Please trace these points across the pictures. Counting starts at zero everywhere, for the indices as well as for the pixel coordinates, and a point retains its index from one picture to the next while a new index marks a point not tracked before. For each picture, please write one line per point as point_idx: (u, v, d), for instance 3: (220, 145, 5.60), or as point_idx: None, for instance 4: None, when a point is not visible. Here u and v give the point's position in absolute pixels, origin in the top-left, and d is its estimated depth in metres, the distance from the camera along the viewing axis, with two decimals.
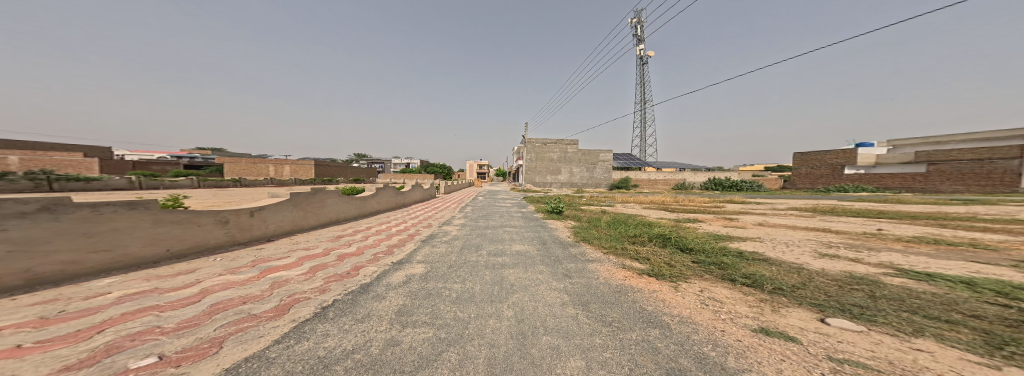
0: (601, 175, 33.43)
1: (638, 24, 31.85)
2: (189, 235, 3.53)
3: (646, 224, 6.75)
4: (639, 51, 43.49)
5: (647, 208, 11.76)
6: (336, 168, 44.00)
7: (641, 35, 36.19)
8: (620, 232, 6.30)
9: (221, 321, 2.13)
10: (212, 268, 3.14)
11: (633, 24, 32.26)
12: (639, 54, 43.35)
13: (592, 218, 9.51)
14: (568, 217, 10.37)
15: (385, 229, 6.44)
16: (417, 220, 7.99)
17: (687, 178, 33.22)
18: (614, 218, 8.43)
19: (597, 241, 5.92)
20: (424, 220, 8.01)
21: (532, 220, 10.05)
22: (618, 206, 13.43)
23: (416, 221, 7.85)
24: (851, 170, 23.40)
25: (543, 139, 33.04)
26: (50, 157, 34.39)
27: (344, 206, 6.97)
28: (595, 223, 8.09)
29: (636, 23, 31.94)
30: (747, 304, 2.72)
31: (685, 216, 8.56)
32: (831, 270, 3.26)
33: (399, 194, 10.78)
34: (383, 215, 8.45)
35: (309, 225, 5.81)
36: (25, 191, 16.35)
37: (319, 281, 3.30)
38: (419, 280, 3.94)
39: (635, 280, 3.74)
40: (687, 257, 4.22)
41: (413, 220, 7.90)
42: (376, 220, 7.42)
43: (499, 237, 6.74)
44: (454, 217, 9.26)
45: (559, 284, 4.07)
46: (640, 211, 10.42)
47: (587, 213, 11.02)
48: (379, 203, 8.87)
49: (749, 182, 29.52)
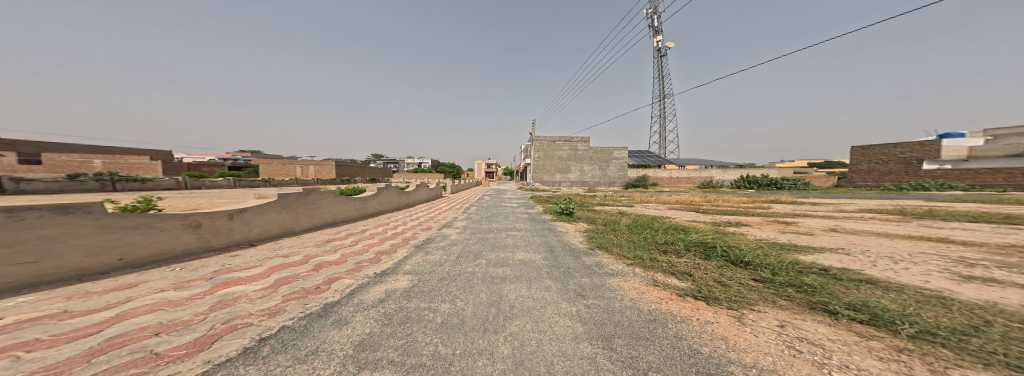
0: (615, 173, 31.54)
1: (655, 12, 29.66)
2: (150, 241, 3.18)
3: (674, 229, 5.67)
4: (657, 42, 40.85)
5: (673, 209, 10.45)
6: (355, 169, 45.84)
7: (658, 26, 34.01)
8: (643, 238, 5.30)
9: (98, 367, 1.57)
10: (158, 282, 2.72)
11: (651, 13, 30.35)
12: (658, 46, 40.63)
13: (609, 220, 8.44)
14: (580, 219, 9.38)
15: (379, 232, 6.04)
16: (416, 222, 7.53)
17: (714, 176, 30.44)
18: (634, 221, 7.34)
19: (616, 249, 5.00)
20: (424, 222, 7.53)
21: (541, 223, 9.22)
22: (638, 206, 12.13)
23: (416, 223, 7.40)
24: (931, 165, 20.00)
25: (552, 137, 31.76)
26: (121, 160, 38.83)
27: (339, 208, 6.65)
28: (612, 226, 7.07)
29: (654, 12, 29.91)
30: (875, 356, 1.71)
31: (721, 218, 7.27)
32: (1008, 305, 2.12)
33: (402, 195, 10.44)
34: (382, 217, 8.09)
35: (300, 228, 5.48)
36: (91, 191, 18.50)
37: (276, 299, 2.78)
38: (400, 298, 3.33)
39: (671, 302, 2.77)
40: (744, 274, 3.09)
41: (412, 222, 7.45)
42: (372, 222, 7.07)
43: (502, 243, 6.02)
44: (457, 219, 8.68)
45: (570, 307, 3.21)
46: (662, 213, 9.16)
47: (601, 215, 9.99)
48: (379, 204, 8.57)
49: (791, 180, 26.29)
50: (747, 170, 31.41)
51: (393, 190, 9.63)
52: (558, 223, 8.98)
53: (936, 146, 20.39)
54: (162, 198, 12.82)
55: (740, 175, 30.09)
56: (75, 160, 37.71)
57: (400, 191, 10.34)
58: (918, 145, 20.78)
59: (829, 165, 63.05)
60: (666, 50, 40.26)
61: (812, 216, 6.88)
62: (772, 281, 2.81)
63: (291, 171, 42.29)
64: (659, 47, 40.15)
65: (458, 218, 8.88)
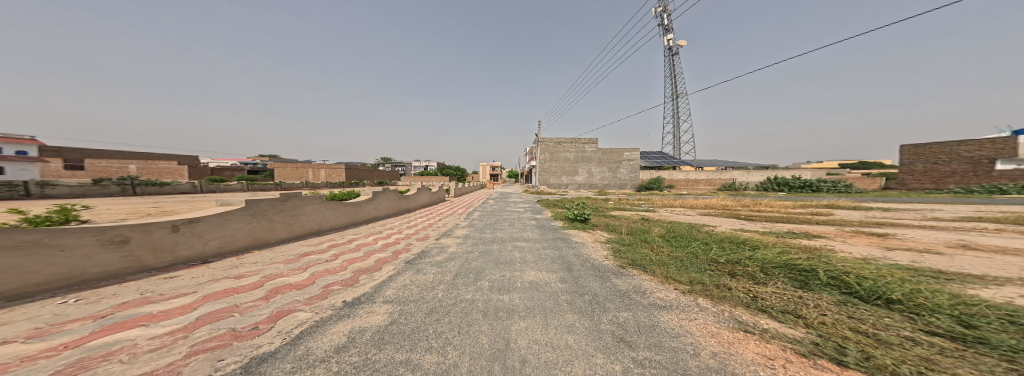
0: (626, 175, 29.89)
1: (666, 10, 28.46)
2: (41, 263, 2.34)
3: (727, 242, 4.46)
4: (667, 41, 39.11)
5: (706, 215, 9.07)
6: (363, 172, 46.39)
7: (668, 25, 32.77)
8: (690, 254, 4.17)
9: None
10: (12, 329, 1.85)
11: (660, 13, 29.48)
12: (668, 45, 39.01)
13: (634, 228, 7.20)
14: (597, 227, 8.18)
15: (367, 243, 5.24)
16: (411, 230, 6.70)
17: (736, 178, 28.30)
18: (666, 230, 6.10)
19: (659, 269, 3.92)
20: (418, 230, 6.72)
21: (553, 232, 8.13)
22: (660, 211, 10.79)
23: (410, 230, 6.59)
24: (1006, 165, 17.57)
25: (558, 139, 30.60)
26: (152, 165, 40.89)
27: (324, 215, 5.83)
28: (641, 236, 5.92)
29: (663, 12, 29.15)
30: None
31: (775, 227, 5.91)
32: None
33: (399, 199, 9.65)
34: (377, 224, 7.26)
35: (274, 240, 4.64)
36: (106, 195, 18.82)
37: (175, 351, 1.84)
38: (370, 343, 2.42)
39: (785, 369, 1.66)
40: (894, 321, 1.89)
41: (406, 230, 6.62)
42: (363, 230, 6.24)
43: (509, 258, 5.16)
44: (456, 226, 7.75)
45: (611, 364, 2.14)
46: (694, 220, 7.83)
47: (621, 221, 8.75)
48: (372, 212, 7.78)
49: (829, 182, 23.82)
50: (774, 171, 29.05)
51: (388, 194, 8.85)
52: (574, 232, 7.89)
53: (1010, 143, 17.85)
54: (161, 202, 12.50)
55: (766, 176, 27.82)
56: (108, 166, 39.77)
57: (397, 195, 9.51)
58: (987, 143, 18.36)
59: (865, 166, 58.26)
60: (677, 48, 38.55)
61: (896, 225, 5.47)
62: (967, 335, 1.66)
63: (303, 175, 43.31)
64: (669, 46, 38.48)
65: (459, 226, 7.97)
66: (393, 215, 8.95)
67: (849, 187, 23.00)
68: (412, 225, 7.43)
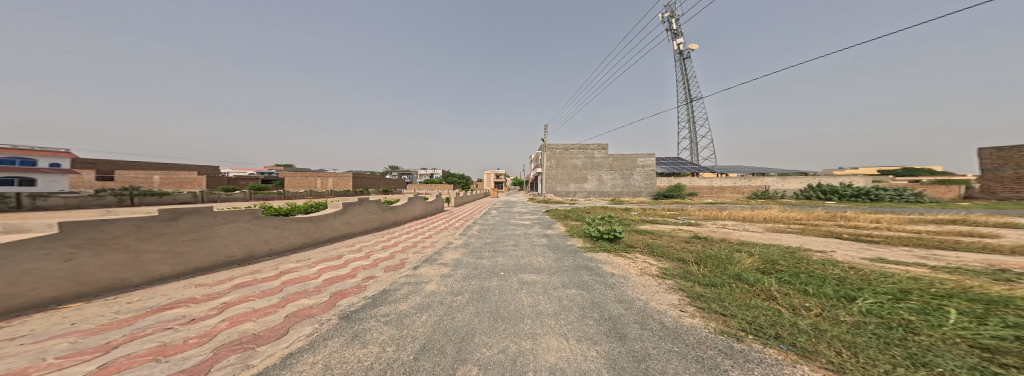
0: (641, 182, 27.33)
1: (675, 14, 27.02)
2: None
3: (948, 299, 2.25)
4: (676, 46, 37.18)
5: (780, 232, 6.78)
6: (369, 180, 46.51)
7: (678, 30, 31.38)
8: (887, 323, 2.06)
9: None
10: None
11: (669, 18, 28.41)
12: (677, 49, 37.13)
13: (695, 255, 4.95)
14: (636, 251, 5.96)
15: (299, 281, 3.50)
16: (375, 259, 5.00)
17: (770, 185, 25.23)
18: (760, 261, 3.86)
19: (847, 360, 1.81)
20: (383, 258, 5.09)
21: (575, 259, 6.00)
22: (708, 226, 8.46)
23: (373, 258, 5.05)
24: None
25: (565, 145, 28.79)
26: (173, 175, 42.01)
27: (249, 236, 3.97)
28: (724, 270, 3.75)
29: (672, 17, 28.10)
30: None
31: (947, 262, 3.63)
32: None
33: (374, 212, 7.76)
34: (338, 247, 5.37)
35: (138, 281, 2.74)
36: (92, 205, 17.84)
37: None
38: None
39: None
40: None
41: (370, 258, 4.99)
42: (310, 257, 4.53)
43: (516, 312, 3.53)
44: (445, 249, 6.63)
45: None
46: (776, 242, 5.52)
47: (661, 240, 6.63)
48: (332, 231, 5.91)
49: (890, 190, 20.58)
50: (814, 177, 25.83)
51: (358, 207, 6.94)
52: (606, 257, 5.77)
53: None
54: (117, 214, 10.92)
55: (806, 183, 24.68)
56: (132, 177, 41.12)
57: (372, 208, 7.66)
58: None
59: (908, 172, 53.35)
60: (687, 52, 36.58)
61: None
62: None
63: (313, 183, 43.83)
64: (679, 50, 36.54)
65: (447, 250, 6.61)
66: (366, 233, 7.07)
67: (918, 195, 19.67)
68: (383, 250, 5.68)
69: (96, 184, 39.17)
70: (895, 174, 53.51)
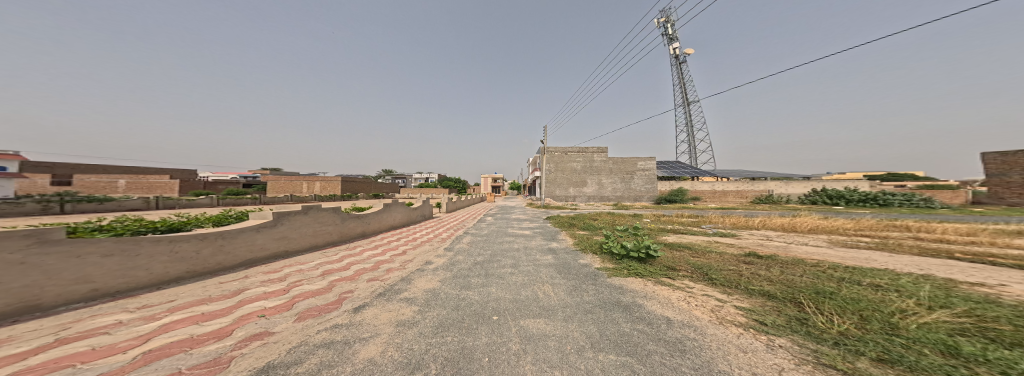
0: (642, 186, 26.10)
1: (672, 18, 26.48)
2: None
3: None
4: (672, 50, 36.66)
5: (853, 248, 5.30)
6: (360, 184, 44.63)
7: (674, 35, 30.83)
8: None
9: None
10: None
11: (665, 24, 27.93)
12: (674, 53, 36.40)
13: (788, 288, 3.30)
14: (683, 277, 4.32)
15: (72, 362, 1.67)
16: (295, 295, 3.20)
17: (774, 190, 24.22)
18: (940, 310, 2.25)
19: None
20: (309, 293, 3.30)
21: (602, 295, 4.29)
22: (748, 238, 6.97)
23: (292, 294, 3.25)
24: None
25: (563, 148, 27.43)
26: (139, 179, 38.58)
27: (23, 274, 2.12)
28: (885, 324, 2.16)
29: (667, 23, 27.71)
30: None
31: None
32: None
33: (328, 223, 5.93)
34: (245, 277, 3.54)
35: None
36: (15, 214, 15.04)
37: None
38: None
39: None
40: None
41: (286, 294, 3.18)
42: (172, 298, 2.67)
43: None
44: (417, 274, 4.84)
45: None
46: (878, 266, 3.99)
47: (706, 259, 5.06)
48: (250, 252, 4.06)
49: (898, 195, 19.92)
50: (817, 182, 25.09)
51: (302, 217, 5.13)
52: (646, 290, 4.09)
53: None
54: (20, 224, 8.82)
55: (809, 188, 23.89)
56: (91, 181, 37.53)
57: (326, 217, 5.85)
58: None
59: (895, 177, 54.17)
60: (684, 56, 35.96)
61: None
62: None
63: (296, 188, 41.35)
64: (675, 54, 35.95)
65: (419, 275, 4.83)
66: (313, 252, 5.24)
67: (928, 201, 18.98)
68: (319, 278, 3.88)
69: (49, 189, 35.52)
70: (882, 179, 54.36)
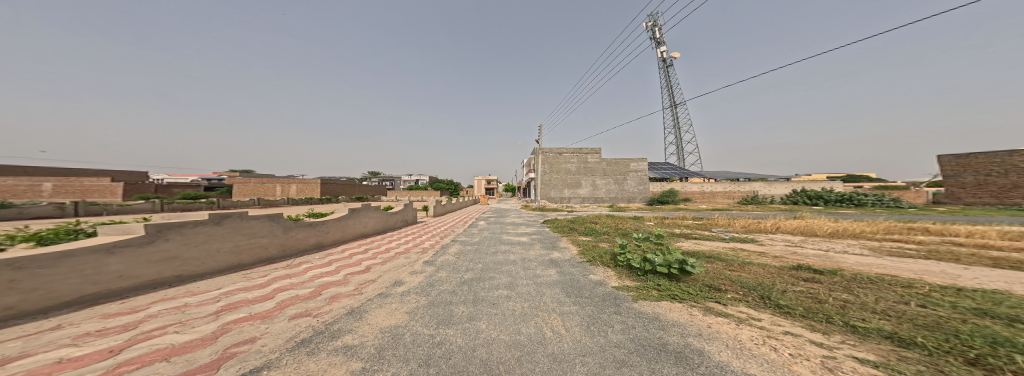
0: (634, 187, 25.78)
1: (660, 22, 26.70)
2: None
3: None
4: (659, 54, 37.08)
5: (905, 258, 4.56)
6: (339, 187, 41.58)
7: (661, 39, 31.12)
8: None
9: None
10: None
11: (651, 27, 28.13)
12: (661, 57, 36.80)
13: (918, 328, 2.25)
14: (741, 305, 3.27)
15: None
16: (125, 362, 1.74)
17: (758, 191, 24.73)
18: None
19: None
20: (160, 355, 1.84)
21: (635, 337, 3.09)
22: (774, 245, 6.19)
23: (124, 358, 1.77)
24: None
25: (557, 148, 26.55)
26: (71, 182, 33.39)
27: None
28: None
29: (654, 26, 27.94)
30: None
31: None
32: None
33: (258, 235, 4.36)
34: (48, 331, 1.97)
35: None
36: None
37: None
38: None
39: None
40: None
41: (107, 363, 1.71)
42: None
43: None
44: (374, 304, 3.43)
45: None
46: (977, 285, 3.15)
47: (755, 275, 4.07)
48: (88, 282, 2.47)
49: (870, 195, 20.72)
50: (797, 183, 25.94)
51: (210, 226, 3.59)
52: (701, 331, 2.94)
53: None
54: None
55: (790, 189, 24.58)
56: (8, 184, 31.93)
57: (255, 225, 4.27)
58: None
59: (854, 179, 58.58)
60: (671, 60, 36.48)
61: None
62: None
63: (267, 191, 37.85)
64: (663, 57, 36.38)
65: (377, 304, 3.45)
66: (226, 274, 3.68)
67: (898, 201, 19.94)
68: (206, 319, 2.41)
69: None
70: (843, 181, 58.70)
